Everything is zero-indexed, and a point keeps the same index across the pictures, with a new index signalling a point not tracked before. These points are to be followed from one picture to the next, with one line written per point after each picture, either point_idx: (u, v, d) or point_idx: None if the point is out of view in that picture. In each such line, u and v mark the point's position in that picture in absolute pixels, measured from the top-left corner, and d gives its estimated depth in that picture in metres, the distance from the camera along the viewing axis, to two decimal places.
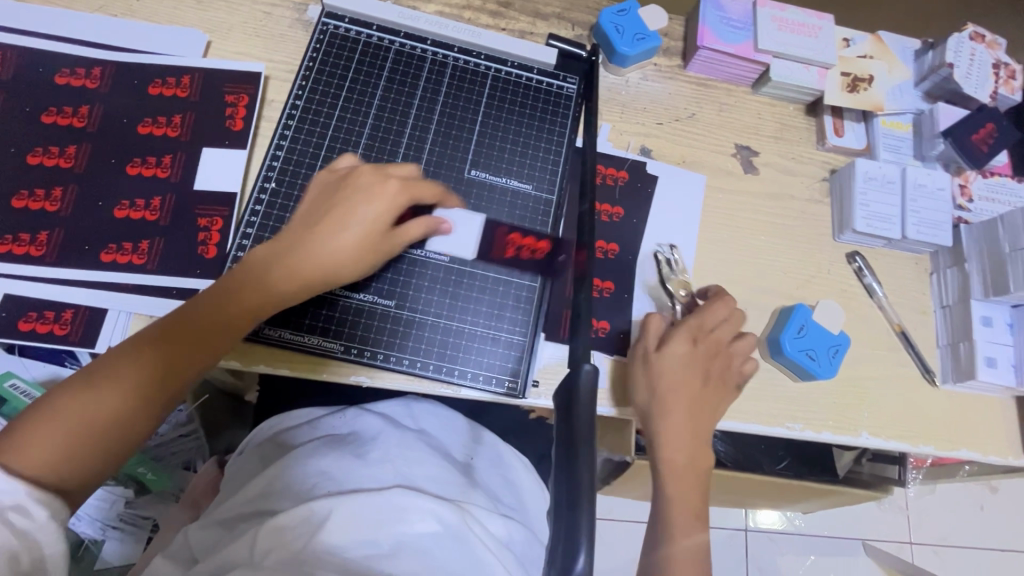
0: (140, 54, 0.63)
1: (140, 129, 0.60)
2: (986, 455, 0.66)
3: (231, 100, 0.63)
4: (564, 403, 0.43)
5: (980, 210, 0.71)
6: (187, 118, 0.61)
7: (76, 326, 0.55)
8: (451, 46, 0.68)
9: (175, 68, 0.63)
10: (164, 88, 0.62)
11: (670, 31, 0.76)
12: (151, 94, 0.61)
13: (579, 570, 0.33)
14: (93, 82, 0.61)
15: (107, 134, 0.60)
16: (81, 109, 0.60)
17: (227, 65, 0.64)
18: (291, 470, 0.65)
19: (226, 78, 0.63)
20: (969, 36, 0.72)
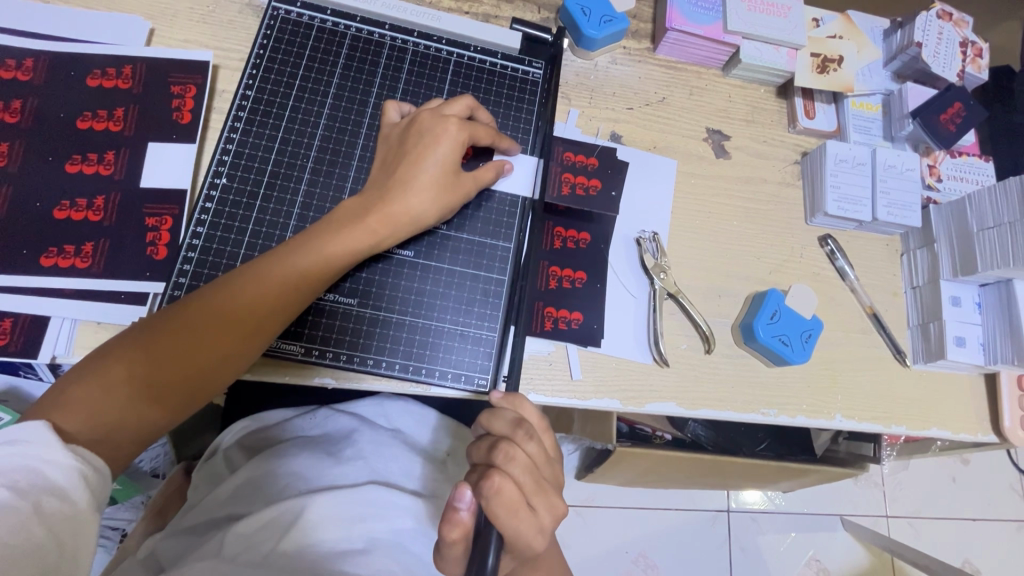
0: (76, 43, 0.59)
1: (79, 123, 0.57)
2: (956, 432, 0.67)
3: (178, 92, 0.59)
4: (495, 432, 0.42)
5: (949, 189, 0.71)
6: (131, 111, 0.58)
7: (16, 335, 0.51)
8: (411, 30, 0.65)
9: (115, 58, 0.59)
10: (104, 80, 0.58)
11: (639, 13, 0.74)
12: (89, 86, 0.58)
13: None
14: (25, 74, 0.57)
15: (44, 130, 0.56)
16: (13, 103, 0.56)
17: (171, 54, 0.60)
18: (261, 472, 0.63)
19: (172, 68, 0.60)
20: (936, 15, 0.71)
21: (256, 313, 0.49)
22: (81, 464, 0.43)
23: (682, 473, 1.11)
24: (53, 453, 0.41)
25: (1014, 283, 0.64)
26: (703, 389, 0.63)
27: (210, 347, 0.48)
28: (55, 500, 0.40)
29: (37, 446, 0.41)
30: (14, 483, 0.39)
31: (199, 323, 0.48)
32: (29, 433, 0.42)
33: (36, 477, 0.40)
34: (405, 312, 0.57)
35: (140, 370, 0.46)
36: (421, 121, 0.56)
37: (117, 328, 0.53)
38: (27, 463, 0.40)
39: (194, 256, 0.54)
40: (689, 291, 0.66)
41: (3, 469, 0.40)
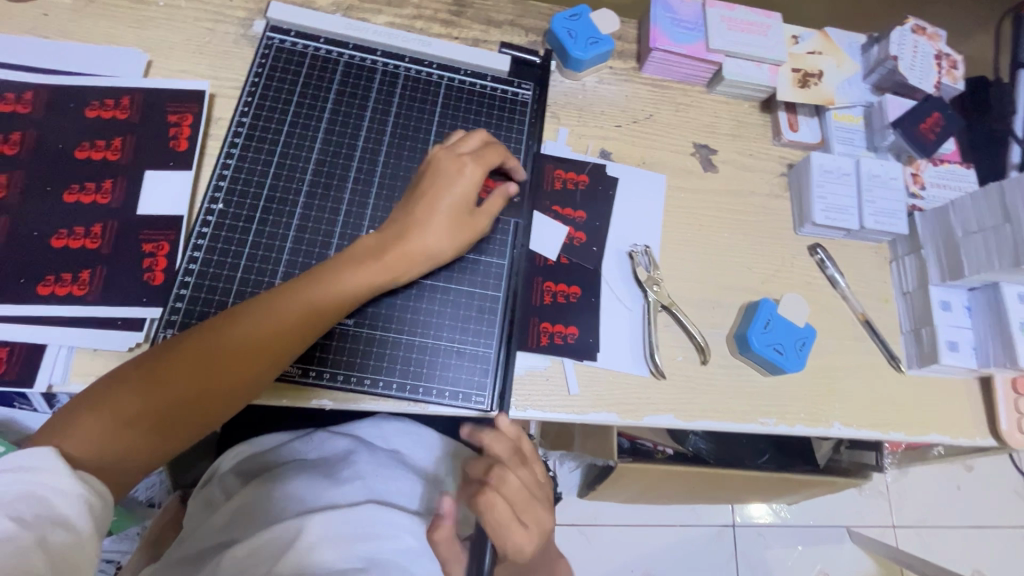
0: (74, 76, 0.60)
1: (77, 153, 0.58)
2: (954, 437, 0.67)
3: (175, 120, 0.60)
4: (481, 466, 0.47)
5: (933, 196, 0.73)
6: (129, 141, 0.59)
7: (13, 364, 0.51)
8: (402, 56, 0.67)
9: (112, 89, 0.60)
10: (102, 110, 0.59)
11: (624, 34, 0.76)
12: (88, 117, 0.59)
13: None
14: (24, 107, 0.58)
15: (42, 161, 0.57)
16: (12, 135, 0.57)
17: (168, 84, 0.61)
18: (259, 496, 0.62)
19: (169, 97, 0.61)
20: (911, 29, 0.74)
21: (277, 349, 0.50)
22: (88, 494, 0.42)
23: (685, 488, 1.10)
24: (60, 481, 0.41)
25: (1001, 286, 0.64)
26: (700, 400, 0.63)
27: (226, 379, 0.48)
28: (60, 532, 0.40)
29: (44, 473, 0.41)
30: (19, 512, 0.39)
31: (217, 354, 0.48)
32: (39, 460, 0.41)
33: (42, 507, 0.40)
34: (402, 332, 0.57)
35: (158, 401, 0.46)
36: (438, 160, 0.57)
37: (113, 354, 0.53)
38: (34, 492, 0.40)
39: (191, 280, 0.55)
40: (683, 303, 0.67)
41: (8, 499, 0.39)
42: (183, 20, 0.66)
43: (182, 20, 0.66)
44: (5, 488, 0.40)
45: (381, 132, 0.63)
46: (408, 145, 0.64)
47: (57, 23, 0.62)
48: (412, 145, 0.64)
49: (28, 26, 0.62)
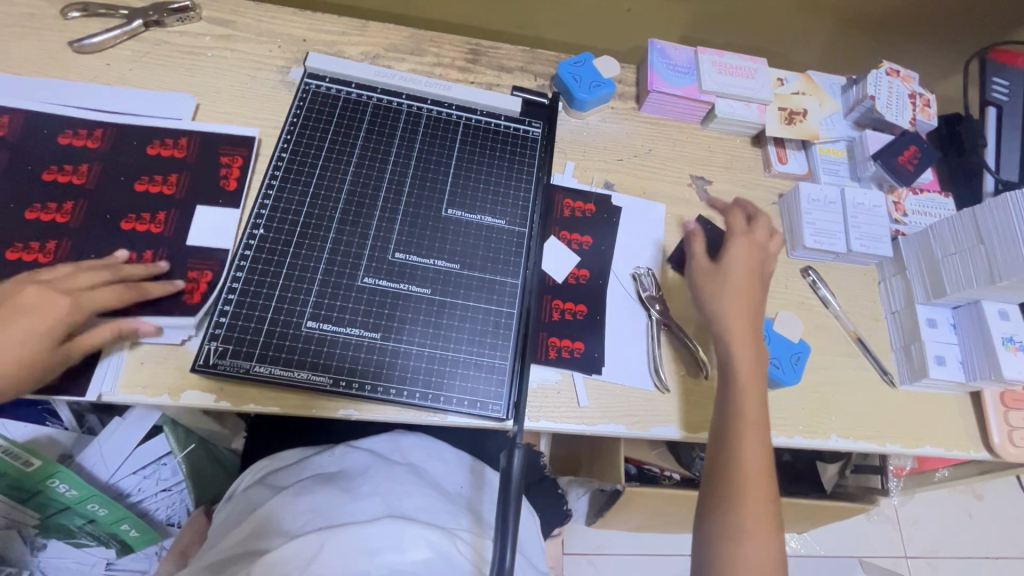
0: (138, 117, 0.67)
1: (135, 186, 0.64)
2: (949, 450, 0.70)
3: (226, 161, 0.67)
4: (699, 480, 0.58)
5: (914, 222, 0.78)
6: (183, 176, 0.65)
7: (76, 374, 0.56)
8: (425, 99, 0.74)
9: (172, 131, 0.67)
10: (162, 148, 0.66)
11: (624, 78, 0.84)
12: (150, 154, 0.65)
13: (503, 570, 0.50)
14: (91, 143, 0.65)
15: (103, 191, 0.63)
16: (81, 167, 0.63)
17: (219, 128, 0.68)
18: (284, 510, 0.65)
19: (220, 140, 0.68)
20: (886, 72, 0.81)
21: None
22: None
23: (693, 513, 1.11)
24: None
25: (982, 304, 0.69)
26: (703, 411, 0.67)
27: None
28: None
29: None
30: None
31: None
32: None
33: None
34: (422, 342, 0.62)
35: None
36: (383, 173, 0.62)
37: (165, 369, 0.58)
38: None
39: (234, 298, 0.60)
40: (685, 321, 0.71)
41: None
42: (228, 68, 0.73)
43: (227, 68, 0.73)
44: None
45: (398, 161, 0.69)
46: (429, 176, 0.70)
47: (118, 72, 0.70)
48: (432, 177, 0.70)
49: (92, 74, 0.69)
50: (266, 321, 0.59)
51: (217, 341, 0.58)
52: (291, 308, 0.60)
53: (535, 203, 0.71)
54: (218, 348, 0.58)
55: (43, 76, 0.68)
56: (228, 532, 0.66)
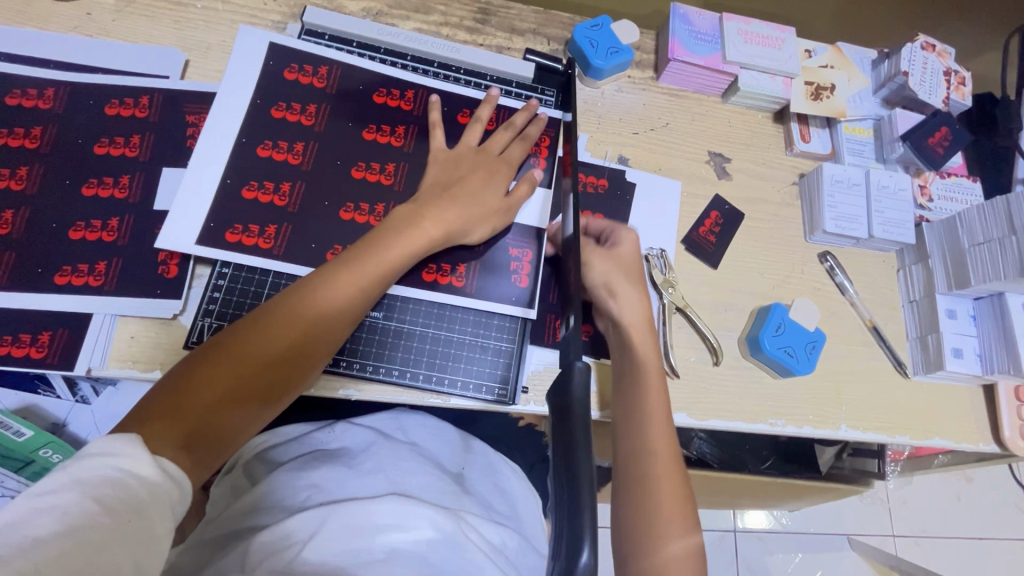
0: (99, 75, 0.62)
1: (96, 149, 0.60)
2: (958, 442, 0.69)
3: (193, 120, 0.62)
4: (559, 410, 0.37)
5: (940, 208, 0.75)
6: (147, 137, 0.61)
7: (54, 348, 0.54)
8: (432, 61, 0.70)
9: (133, 88, 0.62)
10: (122, 108, 0.61)
11: (642, 45, 0.79)
12: (108, 114, 0.61)
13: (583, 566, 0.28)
14: (45, 103, 0.60)
15: (61, 155, 0.59)
16: (33, 130, 0.59)
17: (187, 85, 0.63)
18: (283, 485, 0.63)
19: (188, 98, 0.63)
20: (921, 45, 0.76)
21: (325, 319, 0.52)
22: (169, 484, 0.42)
23: None
24: (144, 467, 0.41)
25: (1005, 297, 0.67)
26: (712, 399, 0.65)
27: (279, 352, 0.50)
28: (119, 491, 0.39)
29: (118, 458, 0.40)
30: (103, 496, 0.38)
31: (266, 338, 0.50)
32: (117, 446, 0.41)
33: (121, 489, 0.39)
34: (424, 322, 0.60)
35: (206, 386, 0.47)
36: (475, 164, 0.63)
37: (150, 342, 0.55)
38: (117, 475, 0.39)
39: (228, 272, 0.57)
40: (696, 305, 0.69)
41: (92, 480, 0.38)
42: (219, 20, 0.68)
43: (218, 21, 0.68)
44: (91, 470, 0.39)
45: (453, 125, 0.67)
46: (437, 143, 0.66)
47: (98, 22, 0.65)
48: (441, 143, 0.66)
49: (70, 23, 0.64)
50: (262, 296, 0.57)
51: (212, 318, 0.56)
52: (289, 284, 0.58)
53: (548, 176, 0.68)
54: (212, 324, 0.56)
55: (20, 26, 0.63)
56: (225, 508, 0.64)
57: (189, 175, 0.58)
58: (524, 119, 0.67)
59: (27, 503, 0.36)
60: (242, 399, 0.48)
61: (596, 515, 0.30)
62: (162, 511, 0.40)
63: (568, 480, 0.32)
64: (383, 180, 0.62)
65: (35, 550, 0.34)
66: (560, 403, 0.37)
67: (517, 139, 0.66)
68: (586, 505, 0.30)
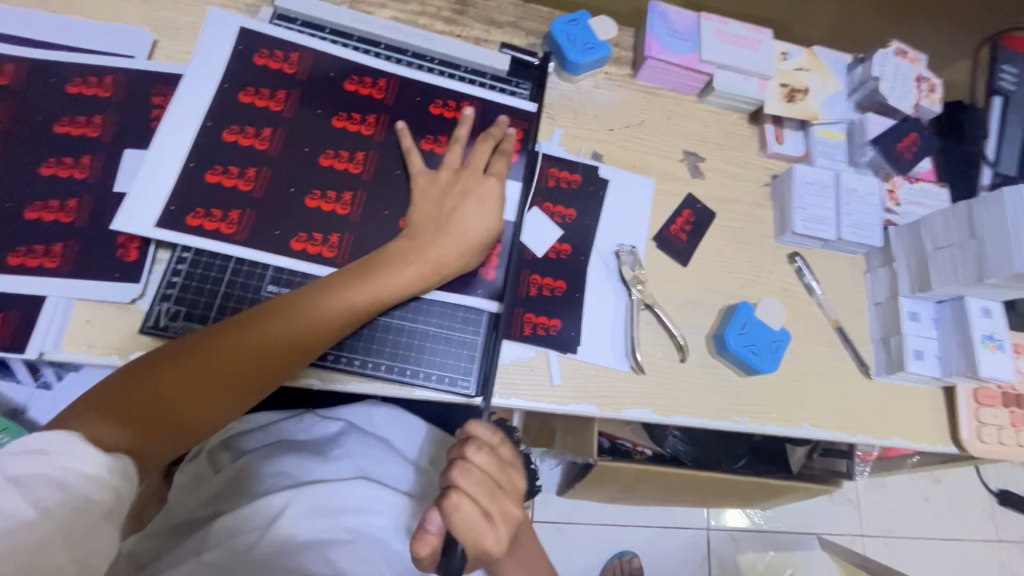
0: (61, 52, 0.61)
1: (56, 128, 0.58)
2: (916, 442, 0.70)
3: (158, 102, 0.61)
4: None
5: (907, 212, 0.76)
6: (109, 118, 0.60)
7: (5, 330, 0.52)
8: (406, 50, 0.69)
9: (96, 67, 0.61)
10: (84, 87, 0.60)
11: (620, 42, 0.79)
12: (70, 93, 0.59)
13: None
14: (4, 79, 0.58)
15: (19, 132, 0.57)
16: None
17: (153, 66, 0.62)
18: (246, 472, 0.62)
19: (154, 80, 0.62)
20: (893, 52, 0.77)
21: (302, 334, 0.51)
22: (113, 479, 0.41)
23: (662, 488, 1.12)
24: (82, 464, 0.40)
25: (965, 300, 0.68)
26: (677, 396, 0.66)
27: (253, 361, 0.50)
28: (57, 492, 0.38)
29: (60, 456, 0.39)
30: (39, 498, 0.37)
31: (243, 344, 0.50)
32: (54, 441, 0.40)
33: (58, 488, 0.38)
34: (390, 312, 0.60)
35: (175, 385, 0.47)
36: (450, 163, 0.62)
37: (106, 326, 0.54)
38: (53, 474, 0.38)
39: (188, 257, 0.57)
40: (665, 303, 0.69)
41: (28, 480, 0.37)
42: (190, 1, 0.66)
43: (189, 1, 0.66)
44: (26, 467, 0.38)
45: (426, 117, 0.66)
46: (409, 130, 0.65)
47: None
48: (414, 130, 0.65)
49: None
50: (224, 281, 0.57)
51: (171, 302, 0.55)
52: (252, 270, 0.57)
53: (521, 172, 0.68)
54: (170, 310, 0.55)
55: None
56: (185, 496, 0.63)
57: (151, 158, 0.57)
58: (502, 133, 0.66)
59: None
60: (205, 402, 0.48)
61: None
62: (108, 506, 0.40)
63: None
64: (352, 169, 0.62)
65: None
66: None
67: (495, 152, 0.65)
68: None
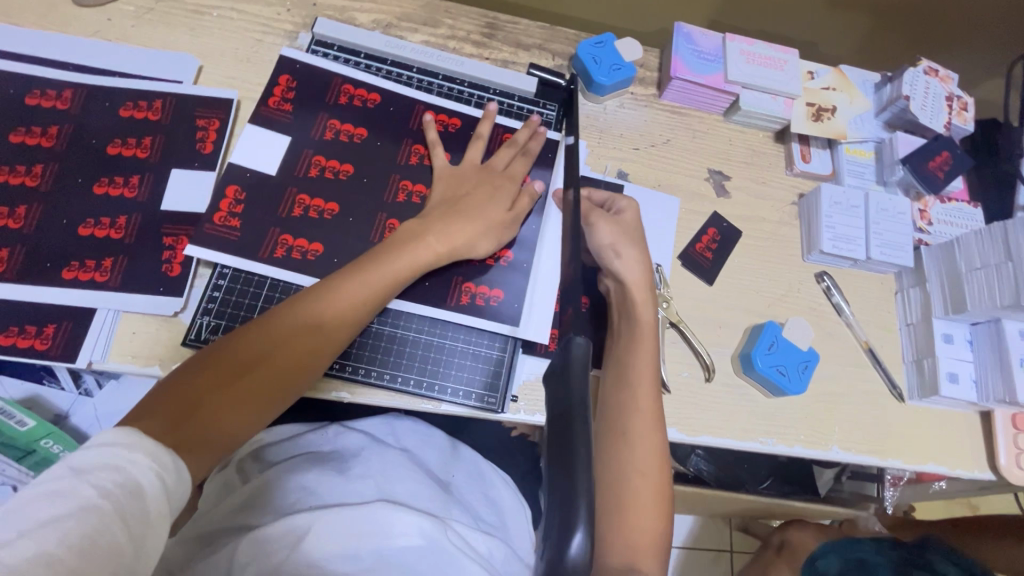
0: (114, 78, 0.64)
1: (109, 149, 0.62)
2: (953, 468, 0.68)
3: (203, 124, 0.64)
4: (555, 380, 0.36)
5: (939, 232, 0.75)
6: (157, 140, 0.63)
7: (57, 340, 0.55)
8: (436, 73, 0.72)
9: (147, 92, 0.64)
10: (136, 111, 0.63)
11: (646, 62, 0.80)
12: (123, 116, 0.63)
13: (576, 546, 0.27)
14: (63, 104, 0.62)
15: (76, 153, 0.61)
16: (50, 129, 0.61)
17: (200, 91, 0.65)
18: (274, 484, 0.63)
19: (199, 103, 0.65)
20: (924, 70, 0.76)
21: (332, 321, 0.53)
22: (162, 469, 0.42)
23: (686, 507, 1.10)
24: (140, 460, 0.41)
25: (1003, 323, 0.66)
26: (702, 416, 0.65)
27: (277, 351, 0.51)
28: (120, 486, 0.39)
29: (122, 448, 0.41)
30: (101, 483, 0.38)
31: (279, 338, 0.52)
32: (120, 437, 0.41)
33: (120, 479, 0.39)
34: (390, 307, 0.60)
35: (221, 373, 0.49)
36: (471, 174, 0.65)
37: (151, 339, 0.57)
38: (111, 461, 0.40)
39: (228, 273, 0.59)
40: (691, 321, 0.69)
41: (93, 468, 0.39)
42: (234, 29, 0.70)
43: (233, 29, 0.70)
44: (87, 458, 0.39)
45: (403, 123, 0.67)
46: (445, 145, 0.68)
47: (119, 27, 0.67)
48: (452, 144, 0.68)
49: (91, 28, 0.66)
50: (260, 298, 0.59)
51: (211, 317, 0.58)
52: (287, 287, 0.60)
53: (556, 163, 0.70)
54: (210, 323, 0.58)
55: (44, 29, 0.65)
56: (214, 507, 0.65)
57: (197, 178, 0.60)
58: (526, 136, 0.69)
59: (27, 492, 0.37)
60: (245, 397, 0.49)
61: (592, 503, 0.28)
62: (159, 497, 0.41)
63: (564, 455, 0.30)
64: (338, 176, 0.64)
65: (35, 535, 0.35)
66: (561, 413, 0.33)
67: (518, 154, 0.68)
68: (584, 496, 0.28)
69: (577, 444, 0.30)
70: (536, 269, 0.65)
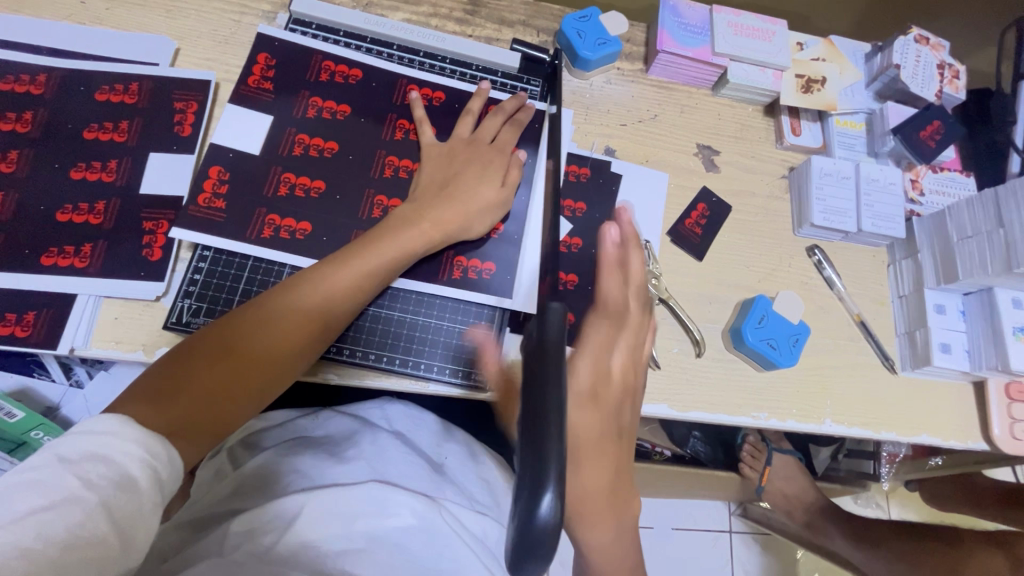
0: (88, 62, 0.63)
1: (85, 134, 0.61)
2: (946, 439, 0.68)
3: (180, 107, 0.63)
4: (529, 351, 0.35)
5: (931, 202, 0.74)
6: (134, 124, 0.62)
7: (38, 327, 0.55)
8: (418, 50, 0.70)
9: (122, 76, 0.63)
10: (112, 95, 0.62)
11: (632, 37, 0.78)
12: (98, 100, 0.62)
13: (545, 507, 0.27)
14: (37, 89, 0.61)
15: (52, 138, 0.60)
16: (24, 114, 0.60)
17: (178, 73, 0.64)
18: (266, 468, 0.63)
19: (176, 85, 0.64)
20: (914, 38, 0.75)
21: (324, 306, 0.53)
22: (152, 459, 0.41)
23: (683, 488, 1.10)
24: (127, 446, 0.40)
25: (995, 291, 0.66)
26: (693, 391, 0.65)
27: (269, 335, 0.50)
28: (106, 475, 0.38)
29: (108, 436, 0.40)
30: (87, 473, 0.38)
31: (272, 323, 0.51)
32: (107, 425, 0.40)
33: (107, 468, 0.38)
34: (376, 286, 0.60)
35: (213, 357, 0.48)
36: (457, 146, 0.64)
37: (134, 324, 0.57)
38: (99, 450, 0.39)
39: (209, 256, 0.58)
40: (680, 297, 0.68)
41: (79, 457, 0.38)
42: (210, 10, 0.68)
43: (209, 10, 0.68)
44: (75, 447, 0.39)
45: (387, 99, 0.66)
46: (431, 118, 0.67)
47: (92, 11, 0.66)
48: (438, 118, 0.67)
49: (64, 12, 0.65)
50: (242, 279, 0.58)
51: (194, 300, 0.57)
52: (270, 268, 0.59)
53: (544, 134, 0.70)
54: (192, 306, 0.57)
55: (15, 14, 0.64)
56: (206, 492, 0.64)
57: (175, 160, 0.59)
58: (513, 106, 0.68)
59: (13, 478, 0.37)
60: (238, 381, 0.49)
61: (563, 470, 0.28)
62: (150, 485, 0.40)
63: (535, 426, 0.29)
64: (323, 154, 0.63)
65: (17, 527, 0.34)
66: (534, 390, 0.31)
67: (506, 123, 0.67)
68: (554, 460, 0.28)
69: (548, 417, 0.29)
70: (524, 242, 0.64)
